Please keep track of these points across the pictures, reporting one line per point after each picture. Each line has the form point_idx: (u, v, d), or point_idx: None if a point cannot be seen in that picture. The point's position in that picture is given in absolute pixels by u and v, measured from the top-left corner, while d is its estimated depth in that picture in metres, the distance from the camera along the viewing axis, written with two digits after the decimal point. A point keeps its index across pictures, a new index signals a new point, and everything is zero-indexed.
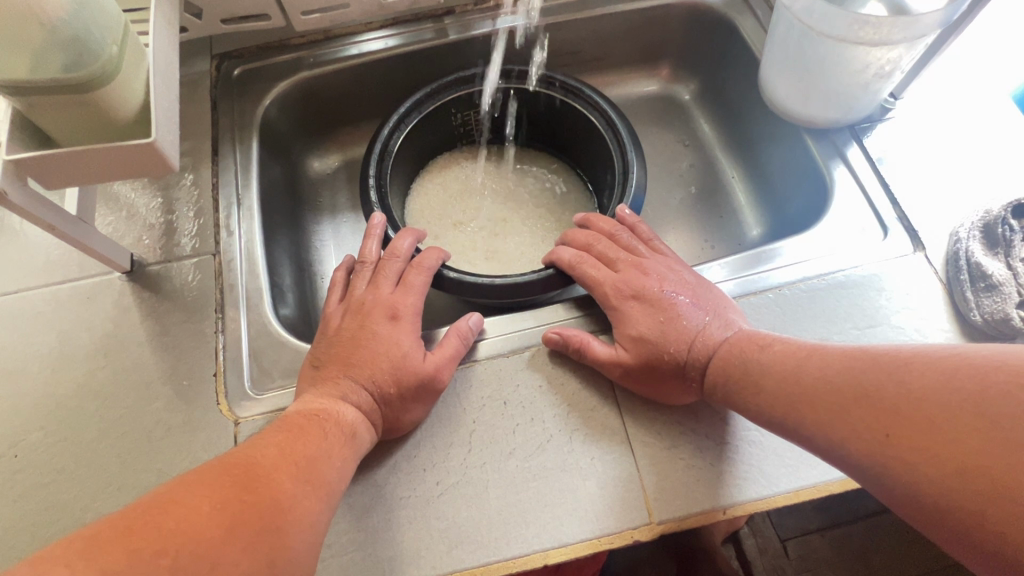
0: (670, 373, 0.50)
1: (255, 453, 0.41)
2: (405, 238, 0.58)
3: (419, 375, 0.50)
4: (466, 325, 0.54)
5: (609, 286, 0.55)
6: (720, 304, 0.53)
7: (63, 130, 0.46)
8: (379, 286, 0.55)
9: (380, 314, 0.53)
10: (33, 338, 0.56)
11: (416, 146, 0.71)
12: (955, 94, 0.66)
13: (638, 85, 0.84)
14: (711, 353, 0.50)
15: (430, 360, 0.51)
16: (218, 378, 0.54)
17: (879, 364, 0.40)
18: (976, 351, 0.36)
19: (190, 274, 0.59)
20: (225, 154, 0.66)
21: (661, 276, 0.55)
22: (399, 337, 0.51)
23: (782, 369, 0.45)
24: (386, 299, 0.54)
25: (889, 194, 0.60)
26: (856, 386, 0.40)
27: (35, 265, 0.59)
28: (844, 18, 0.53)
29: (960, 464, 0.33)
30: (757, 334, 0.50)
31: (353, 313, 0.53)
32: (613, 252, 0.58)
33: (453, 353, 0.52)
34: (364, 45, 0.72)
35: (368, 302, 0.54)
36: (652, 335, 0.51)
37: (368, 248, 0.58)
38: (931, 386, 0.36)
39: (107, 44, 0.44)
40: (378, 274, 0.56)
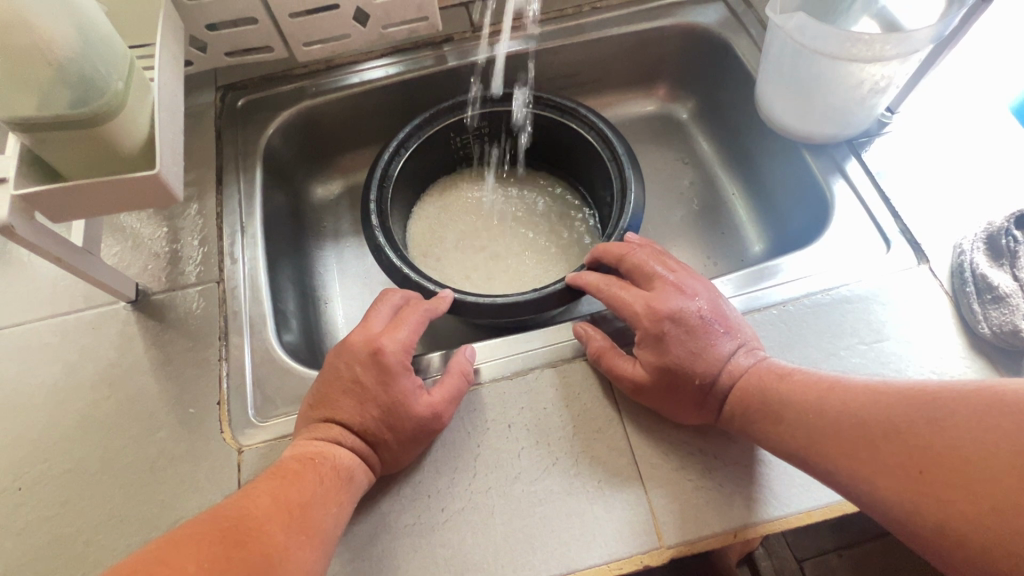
0: (691, 400, 0.49)
1: (248, 503, 0.41)
2: None
3: (414, 418, 0.48)
4: (461, 360, 0.53)
5: (646, 305, 0.52)
6: (747, 333, 0.52)
7: (72, 166, 0.47)
8: (369, 322, 0.53)
9: (362, 353, 0.50)
10: (39, 369, 0.56)
11: (416, 170, 0.72)
12: (952, 106, 0.66)
13: (635, 105, 0.84)
14: (736, 381, 0.49)
15: (425, 401, 0.49)
16: (221, 407, 0.54)
17: (908, 398, 0.40)
18: (1004, 385, 0.37)
19: (194, 302, 0.59)
20: (230, 184, 0.67)
21: (695, 298, 0.52)
22: (388, 379, 0.49)
23: (805, 401, 0.45)
24: (375, 337, 0.51)
25: (890, 207, 0.60)
26: (885, 420, 0.40)
27: (41, 296, 0.59)
28: (836, 36, 0.53)
29: (992, 504, 0.34)
30: (777, 365, 0.49)
31: (343, 351, 0.51)
32: (648, 268, 0.55)
33: (455, 392, 0.51)
34: (365, 73, 0.73)
35: (356, 339, 0.51)
36: (681, 363, 0.49)
37: None
38: (964, 424, 0.36)
39: (114, 80, 0.45)
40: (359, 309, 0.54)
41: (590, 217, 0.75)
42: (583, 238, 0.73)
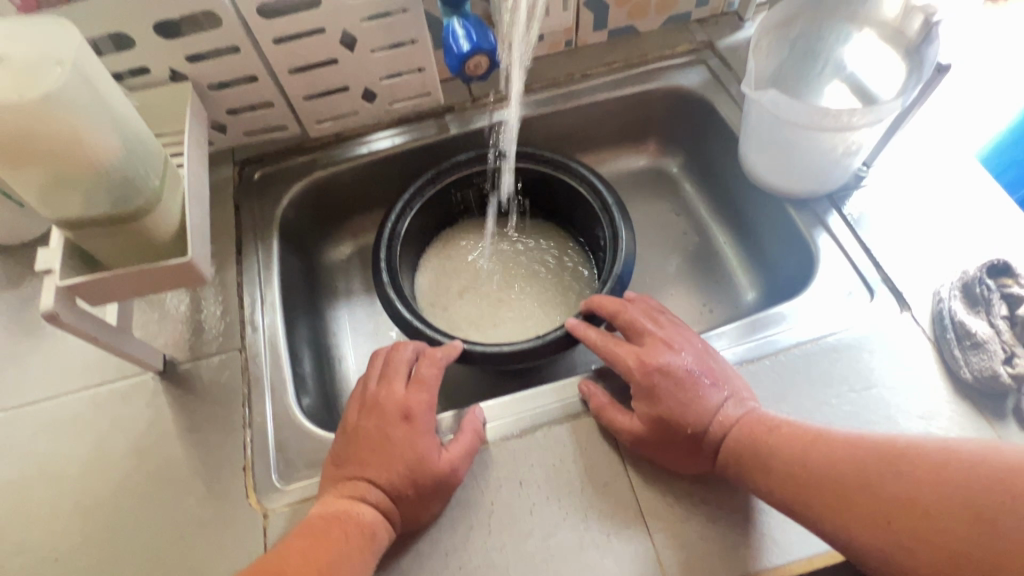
0: (684, 449, 0.52)
1: (282, 561, 0.46)
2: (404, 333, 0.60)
3: (434, 474, 0.51)
4: (474, 417, 0.57)
5: (637, 360, 0.55)
6: (736, 383, 0.55)
7: (111, 255, 0.51)
8: (391, 382, 0.56)
9: (392, 414, 0.54)
10: (73, 440, 0.59)
11: (421, 229, 0.76)
12: (927, 155, 0.70)
13: (629, 160, 0.89)
14: (726, 431, 0.52)
15: (447, 457, 0.52)
16: (247, 472, 0.57)
17: (883, 452, 0.45)
18: (963, 445, 0.42)
19: (218, 370, 0.63)
20: (249, 254, 0.71)
21: (683, 352, 0.56)
22: (415, 438, 0.52)
23: (789, 450, 0.48)
24: (400, 398, 0.55)
25: (871, 256, 0.64)
26: (860, 471, 0.44)
27: (74, 369, 0.63)
28: (808, 110, 0.57)
29: (958, 551, 0.39)
30: (766, 415, 0.52)
31: (369, 411, 0.55)
32: (639, 324, 0.59)
33: (470, 446, 0.54)
34: (373, 143, 0.78)
35: (381, 399, 0.55)
36: (673, 414, 0.52)
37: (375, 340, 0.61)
38: (929, 478, 0.42)
39: (151, 179, 0.49)
40: (386, 370, 0.57)
41: (588, 262, 0.78)
42: (582, 286, 0.76)
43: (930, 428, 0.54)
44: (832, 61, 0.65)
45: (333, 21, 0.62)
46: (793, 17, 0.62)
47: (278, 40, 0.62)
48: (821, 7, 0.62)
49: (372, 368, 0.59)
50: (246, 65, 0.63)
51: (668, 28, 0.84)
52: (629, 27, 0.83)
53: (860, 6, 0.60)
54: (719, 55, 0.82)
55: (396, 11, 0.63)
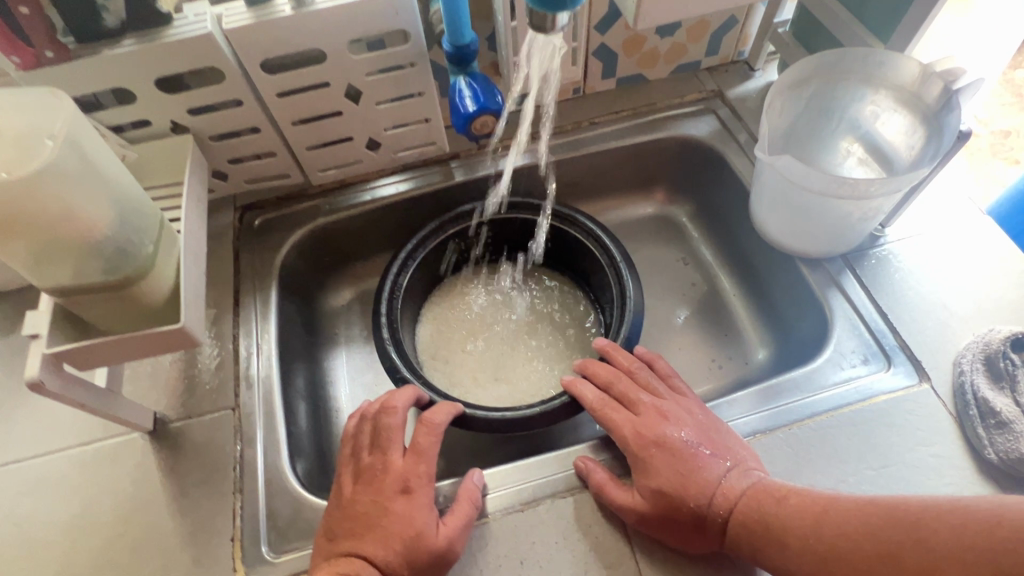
0: (690, 527, 0.49)
1: None
2: (403, 394, 0.58)
3: (433, 552, 0.49)
4: (474, 487, 0.54)
5: (632, 431, 0.54)
6: (739, 452, 0.53)
7: (102, 319, 0.49)
8: (389, 452, 0.54)
9: (390, 486, 0.52)
10: (58, 504, 0.57)
11: (423, 279, 0.74)
12: (944, 216, 0.68)
13: (636, 208, 0.87)
14: (733, 503, 0.49)
15: (445, 534, 0.50)
16: (236, 542, 0.54)
17: (894, 520, 0.42)
18: (975, 504, 0.39)
19: (210, 430, 0.60)
20: (246, 305, 0.69)
21: (680, 421, 0.54)
22: (413, 512, 0.50)
23: (801, 524, 0.46)
24: (398, 469, 0.53)
25: (888, 322, 0.62)
26: (876, 540, 0.42)
27: (62, 427, 0.61)
28: (825, 178, 0.55)
29: None
30: (773, 486, 0.49)
31: (366, 482, 0.53)
32: (634, 392, 0.57)
33: (467, 519, 0.52)
34: (377, 191, 0.77)
35: (378, 471, 0.53)
36: (674, 487, 0.50)
37: (372, 402, 0.59)
38: (947, 547, 0.38)
39: (144, 245, 0.48)
40: (380, 437, 0.55)
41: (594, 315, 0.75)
42: (587, 341, 0.73)
43: None
44: (847, 120, 0.63)
45: (339, 76, 0.61)
46: (804, 78, 0.61)
47: (282, 93, 0.61)
48: (832, 69, 0.60)
49: (368, 434, 0.56)
50: (249, 117, 0.62)
51: (677, 76, 0.83)
52: (637, 74, 0.82)
53: (875, 69, 0.58)
54: (729, 105, 0.80)
55: (403, 66, 0.62)
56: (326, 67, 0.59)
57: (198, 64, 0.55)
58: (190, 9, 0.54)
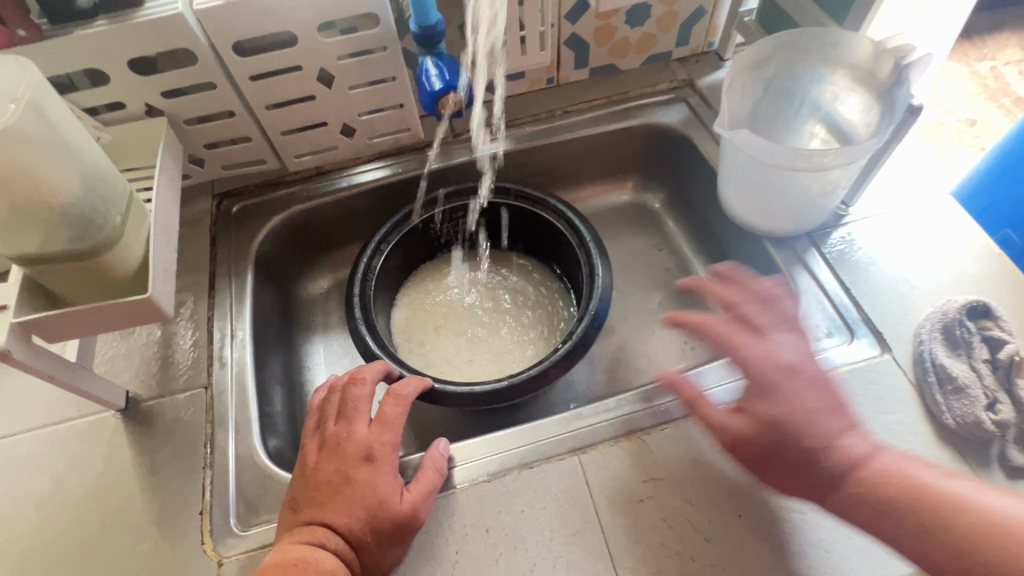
0: (796, 463, 0.49)
1: None
2: (372, 366, 0.59)
3: (397, 518, 0.49)
4: (439, 454, 0.55)
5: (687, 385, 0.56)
6: (781, 386, 0.52)
7: (71, 290, 0.50)
8: (354, 422, 0.54)
9: (354, 455, 0.52)
10: (27, 482, 0.57)
11: (398, 263, 0.75)
12: (905, 195, 0.70)
13: (611, 196, 0.89)
14: (800, 438, 0.49)
15: (409, 500, 0.51)
16: (204, 516, 0.54)
17: (937, 491, 0.44)
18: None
19: (182, 408, 0.61)
20: (222, 288, 0.70)
21: (758, 364, 0.54)
22: (377, 480, 0.51)
23: (862, 470, 0.47)
24: (363, 438, 0.53)
25: (851, 296, 0.63)
26: (936, 496, 0.44)
27: (34, 406, 0.61)
28: (783, 149, 0.57)
29: None
30: (832, 423, 0.49)
31: (330, 452, 0.53)
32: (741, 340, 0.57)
33: (430, 487, 0.52)
34: (353, 177, 0.78)
35: (343, 441, 0.53)
36: (788, 424, 0.50)
37: (340, 375, 0.59)
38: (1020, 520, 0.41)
39: (111, 215, 0.49)
40: (346, 408, 0.56)
41: (568, 298, 0.76)
42: (561, 323, 0.74)
43: None
44: (808, 101, 0.65)
45: (312, 60, 0.62)
46: (765, 59, 0.63)
47: (255, 76, 0.62)
48: (792, 50, 0.62)
49: (335, 405, 0.57)
50: (222, 100, 0.63)
51: (648, 66, 0.85)
52: (609, 64, 0.84)
53: (832, 48, 0.60)
54: (700, 93, 0.82)
55: (375, 49, 0.64)
56: (297, 50, 0.61)
57: (170, 44, 0.56)
58: None
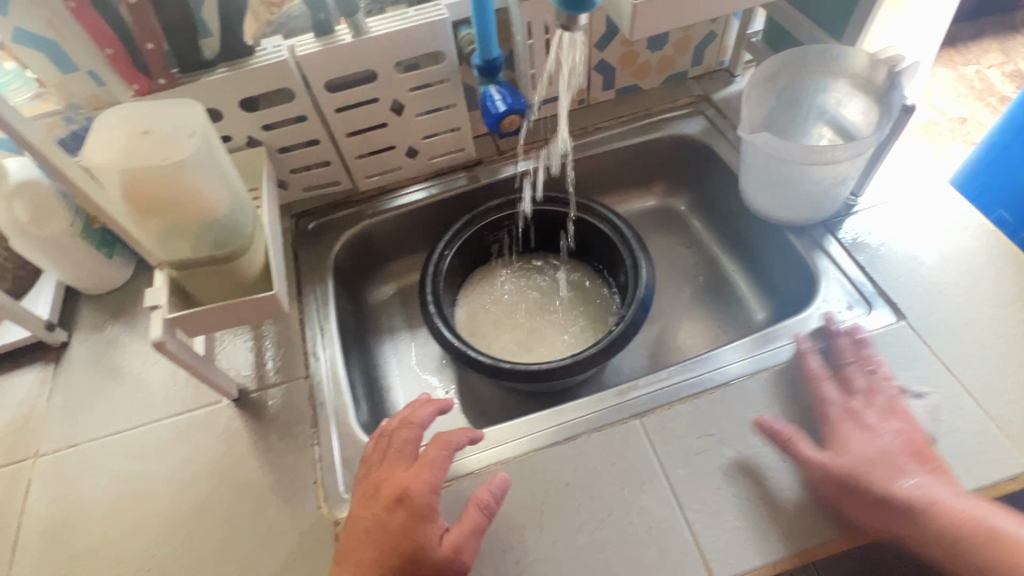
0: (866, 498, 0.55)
1: None
2: (423, 411, 0.62)
3: (435, 563, 0.52)
4: (487, 494, 0.56)
5: (834, 402, 0.62)
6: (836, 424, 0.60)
7: (208, 292, 0.60)
8: (395, 467, 0.57)
9: (389, 498, 0.55)
10: (160, 464, 0.66)
11: (459, 266, 0.84)
12: (907, 184, 0.79)
13: (640, 202, 0.99)
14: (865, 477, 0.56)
15: (446, 543, 0.53)
16: (318, 484, 0.63)
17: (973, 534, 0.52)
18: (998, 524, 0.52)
19: (286, 397, 0.70)
20: (308, 294, 0.79)
21: (865, 404, 0.61)
22: (412, 527, 0.53)
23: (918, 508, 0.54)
24: (402, 481, 0.56)
25: (866, 273, 0.72)
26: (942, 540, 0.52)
27: (159, 402, 0.71)
28: (798, 148, 0.66)
29: None
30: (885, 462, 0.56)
31: (370, 499, 0.56)
32: (852, 370, 0.64)
33: (473, 527, 0.55)
34: (413, 193, 0.87)
35: (382, 486, 0.56)
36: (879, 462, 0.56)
37: (390, 420, 0.62)
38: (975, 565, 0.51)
39: (246, 226, 0.58)
40: (390, 451, 0.59)
41: (610, 292, 0.85)
42: (606, 314, 0.84)
43: (932, 420, 0.60)
44: (816, 108, 0.75)
45: (387, 92, 0.73)
46: (777, 74, 0.73)
47: (339, 109, 0.73)
48: (799, 64, 0.72)
49: (381, 450, 0.60)
50: (310, 130, 0.74)
51: (668, 85, 0.96)
52: (633, 85, 0.94)
53: (834, 61, 0.70)
54: (715, 106, 0.92)
55: (439, 81, 0.74)
56: (376, 85, 0.71)
57: (276, 85, 0.67)
58: (268, 42, 0.67)
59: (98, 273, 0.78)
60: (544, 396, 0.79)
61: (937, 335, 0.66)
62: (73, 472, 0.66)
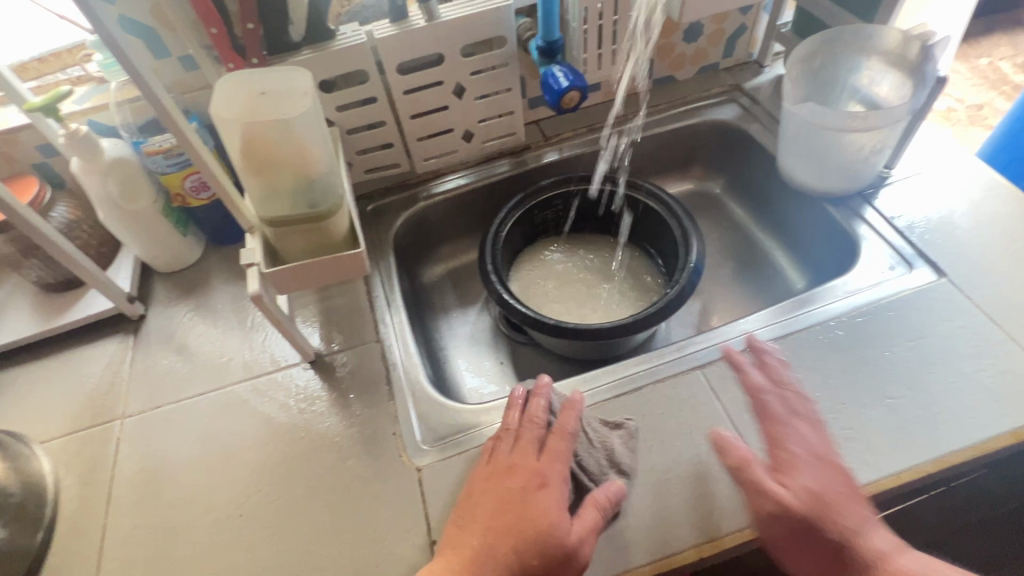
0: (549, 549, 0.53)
1: None
2: (540, 401, 0.64)
3: (565, 548, 0.52)
4: (604, 495, 0.57)
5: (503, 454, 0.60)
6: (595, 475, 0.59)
7: (297, 252, 0.63)
8: (526, 453, 0.59)
9: (530, 479, 0.57)
10: (243, 422, 0.69)
11: (513, 242, 0.88)
12: (937, 157, 0.84)
13: (677, 186, 1.03)
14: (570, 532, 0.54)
15: (576, 533, 0.53)
16: (397, 436, 0.66)
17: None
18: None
19: (359, 359, 0.73)
20: (372, 268, 0.83)
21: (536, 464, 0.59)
22: (546, 505, 0.55)
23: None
24: (534, 466, 0.58)
25: (905, 237, 0.76)
26: None
27: (237, 366, 0.74)
28: (840, 115, 0.71)
29: None
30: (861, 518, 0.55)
31: (494, 480, 0.58)
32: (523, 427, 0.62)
33: (593, 524, 0.54)
34: (465, 176, 0.92)
35: (516, 467, 0.58)
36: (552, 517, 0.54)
37: (510, 416, 0.63)
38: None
39: (337, 187, 0.61)
40: (518, 440, 0.61)
41: (656, 267, 0.90)
42: (652, 287, 0.88)
43: (981, 365, 0.64)
44: (849, 86, 0.80)
45: (451, 75, 0.78)
46: (813, 54, 0.79)
47: (407, 91, 0.78)
48: (834, 44, 0.78)
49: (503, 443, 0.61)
50: (378, 112, 0.79)
51: (701, 75, 1.01)
52: (669, 76, 1.00)
53: (867, 41, 0.76)
54: (747, 93, 0.98)
55: (499, 66, 0.79)
56: (442, 68, 0.77)
57: (354, 66, 0.72)
58: (347, 28, 0.72)
59: (174, 249, 0.82)
60: (599, 362, 0.82)
61: (977, 289, 0.70)
62: (159, 431, 0.70)
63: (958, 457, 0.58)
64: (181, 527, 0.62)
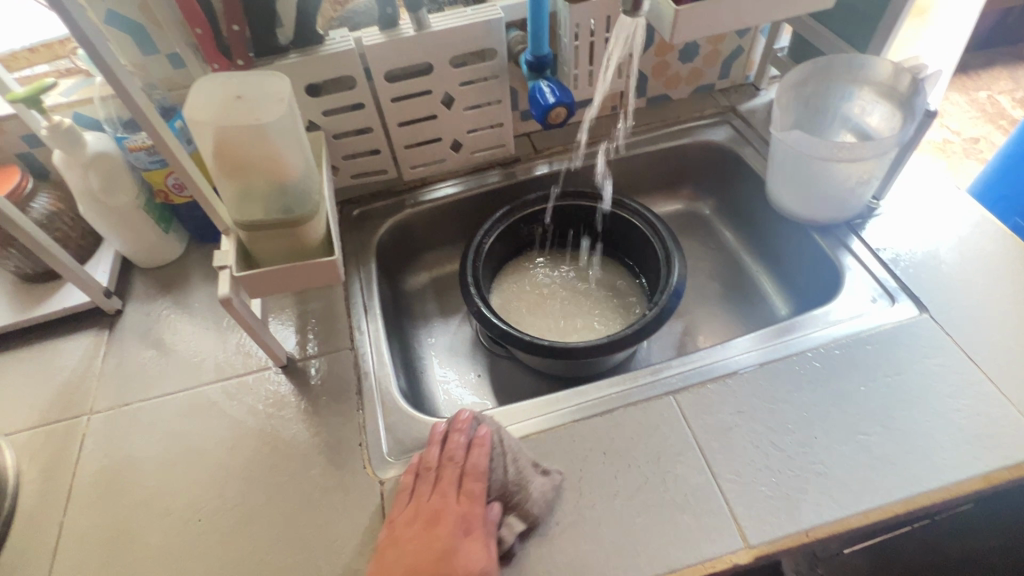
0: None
1: None
2: (459, 438, 0.62)
3: None
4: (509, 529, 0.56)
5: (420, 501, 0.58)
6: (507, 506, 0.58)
7: (270, 256, 0.63)
8: (445, 494, 0.58)
9: (452, 527, 0.56)
10: (209, 424, 0.68)
11: (496, 254, 0.88)
12: (926, 190, 0.83)
13: (666, 205, 1.03)
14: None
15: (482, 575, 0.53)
16: (363, 446, 0.65)
17: None
18: None
19: (332, 365, 0.73)
20: (352, 274, 0.83)
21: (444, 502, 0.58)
22: (470, 550, 0.54)
23: None
24: (457, 509, 0.57)
25: (889, 270, 0.75)
26: None
27: (209, 367, 0.74)
28: (827, 145, 0.71)
29: None
30: None
31: (415, 522, 0.57)
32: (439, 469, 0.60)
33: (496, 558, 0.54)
34: (453, 186, 0.91)
35: (436, 509, 0.57)
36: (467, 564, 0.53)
37: (430, 452, 0.62)
38: None
39: (313, 193, 0.61)
40: (437, 478, 0.60)
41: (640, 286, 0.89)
42: (635, 307, 0.87)
43: (956, 405, 0.63)
44: (840, 114, 0.80)
45: (440, 85, 0.78)
46: (805, 80, 0.78)
47: (395, 98, 0.78)
48: (826, 72, 0.77)
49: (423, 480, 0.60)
50: (366, 118, 0.79)
51: (696, 95, 1.01)
52: (664, 94, 1.00)
53: (859, 70, 0.75)
54: (741, 115, 0.97)
55: (489, 77, 0.79)
56: (432, 77, 0.76)
57: (341, 72, 0.72)
58: (337, 34, 0.72)
59: (155, 245, 0.82)
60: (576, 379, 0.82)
61: (957, 327, 0.69)
62: (124, 430, 0.69)
63: (927, 497, 0.57)
64: (138, 528, 0.61)
